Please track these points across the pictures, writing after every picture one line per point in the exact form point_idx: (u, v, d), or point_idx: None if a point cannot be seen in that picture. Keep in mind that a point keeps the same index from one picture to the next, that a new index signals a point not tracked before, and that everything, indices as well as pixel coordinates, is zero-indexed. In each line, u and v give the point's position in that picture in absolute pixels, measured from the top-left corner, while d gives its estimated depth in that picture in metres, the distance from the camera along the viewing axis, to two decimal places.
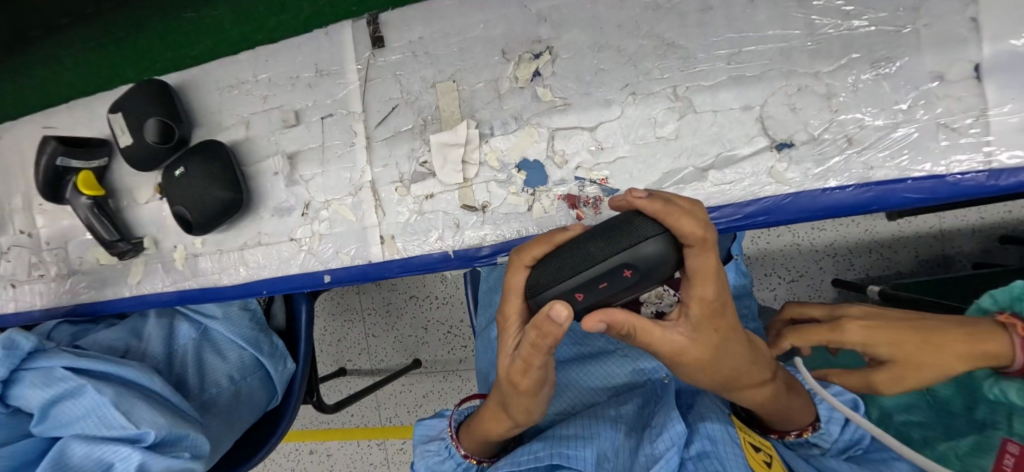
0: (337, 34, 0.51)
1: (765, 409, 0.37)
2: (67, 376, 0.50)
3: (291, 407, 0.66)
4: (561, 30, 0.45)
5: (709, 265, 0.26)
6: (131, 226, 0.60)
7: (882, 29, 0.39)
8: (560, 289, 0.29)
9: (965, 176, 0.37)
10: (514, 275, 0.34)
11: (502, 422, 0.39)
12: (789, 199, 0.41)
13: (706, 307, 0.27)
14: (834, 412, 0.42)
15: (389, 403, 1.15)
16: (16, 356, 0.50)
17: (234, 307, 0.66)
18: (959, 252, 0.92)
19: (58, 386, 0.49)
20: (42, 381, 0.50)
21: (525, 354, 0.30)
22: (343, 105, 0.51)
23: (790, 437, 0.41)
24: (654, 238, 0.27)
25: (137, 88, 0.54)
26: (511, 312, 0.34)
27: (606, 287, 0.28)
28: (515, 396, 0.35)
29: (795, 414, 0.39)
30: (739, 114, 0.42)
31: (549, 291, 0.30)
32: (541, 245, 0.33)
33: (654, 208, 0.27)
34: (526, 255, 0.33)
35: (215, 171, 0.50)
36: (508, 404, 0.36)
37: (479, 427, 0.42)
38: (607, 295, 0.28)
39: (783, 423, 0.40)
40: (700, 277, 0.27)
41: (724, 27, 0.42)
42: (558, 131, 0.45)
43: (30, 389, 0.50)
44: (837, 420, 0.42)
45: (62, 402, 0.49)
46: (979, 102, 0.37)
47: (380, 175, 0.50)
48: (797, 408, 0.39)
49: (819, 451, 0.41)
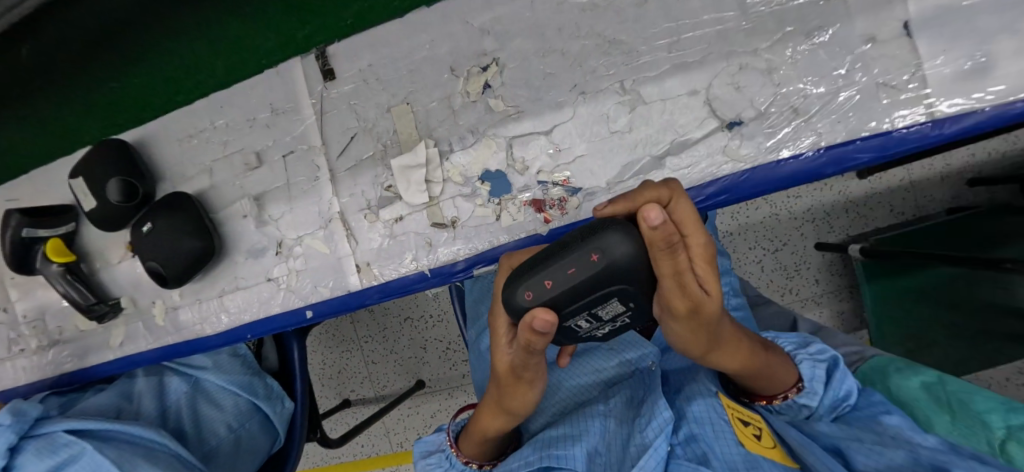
0: (289, 71, 0.52)
1: (755, 369, 0.38)
2: (72, 441, 0.49)
3: (296, 445, 0.66)
4: (505, 41, 0.46)
5: (688, 210, 0.27)
6: (107, 289, 0.59)
7: (811, 0, 0.41)
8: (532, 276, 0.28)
9: (911, 130, 0.38)
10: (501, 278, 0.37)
11: (497, 417, 0.40)
12: (747, 175, 0.42)
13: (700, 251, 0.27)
14: (816, 370, 0.42)
15: (397, 428, 1.14)
16: (22, 422, 0.50)
17: (223, 356, 0.66)
18: (932, 202, 0.94)
19: (61, 453, 0.49)
20: (46, 448, 0.49)
21: (524, 354, 0.31)
22: (303, 141, 0.52)
23: (778, 401, 0.42)
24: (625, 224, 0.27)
25: (95, 150, 0.54)
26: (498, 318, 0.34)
27: (575, 273, 0.27)
28: (513, 388, 0.36)
29: (783, 375, 0.41)
30: (687, 99, 0.43)
31: (518, 283, 0.28)
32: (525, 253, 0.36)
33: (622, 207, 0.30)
34: (513, 260, 0.37)
35: (182, 222, 0.50)
36: (508, 399, 0.38)
37: (479, 429, 0.43)
38: (580, 280, 0.27)
39: (774, 382, 0.41)
40: (687, 224, 0.27)
41: (661, 18, 0.44)
42: (516, 139, 0.46)
43: (31, 457, 0.48)
44: (819, 378, 0.42)
45: (64, 469, 0.48)
46: (913, 57, 0.39)
47: (347, 204, 0.50)
48: (782, 366, 0.41)
49: (808, 411, 0.42)
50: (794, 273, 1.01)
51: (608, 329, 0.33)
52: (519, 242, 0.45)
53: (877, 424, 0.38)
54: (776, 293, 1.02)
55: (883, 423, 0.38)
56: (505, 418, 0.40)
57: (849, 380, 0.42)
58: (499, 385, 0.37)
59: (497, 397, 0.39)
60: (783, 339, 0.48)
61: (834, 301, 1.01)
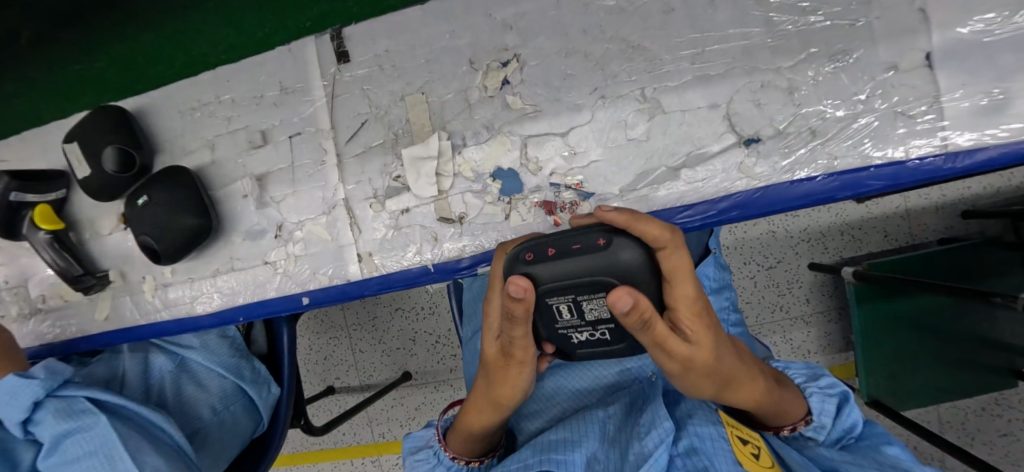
0: (301, 50, 0.50)
1: (762, 404, 0.39)
2: (89, 411, 0.48)
3: (279, 432, 0.65)
4: (528, 38, 0.45)
5: (680, 262, 0.28)
6: (95, 260, 0.58)
7: (838, 23, 0.41)
8: (531, 242, 0.30)
9: (924, 161, 0.39)
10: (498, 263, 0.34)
11: (486, 410, 0.39)
12: (760, 193, 0.42)
13: (689, 303, 0.30)
14: (825, 404, 0.43)
15: (380, 418, 1.13)
16: (53, 381, 0.49)
17: (212, 336, 0.64)
18: (925, 230, 0.96)
19: (77, 420, 0.47)
20: (64, 411, 0.48)
21: (510, 329, 0.31)
22: (311, 123, 0.50)
23: (785, 432, 0.43)
24: (630, 243, 0.28)
25: (93, 116, 0.52)
26: (491, 301, 0.35)
27: (579, 247, 0.29)
28: (503, 374, 0.36)
29: (786, 408, 0.41)
30: (708, 112, 0.43)
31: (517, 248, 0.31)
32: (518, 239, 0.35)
33: (623, 219, 0.28)
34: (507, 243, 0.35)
35: (183, 198, 0.48)
36: (499, 389, 0.38)
37: (465, 421, 0.42)
38: (578, 257, 0.29)
39: (773, 415, 0.42)
40: (678, 274, 0.29)
41: (687, 28, 0.43)
42: (530, 138, 0.45)
43: (49, 418, 0.47)
44: (828, 411, 0.43)
45: (72, 437, 0.47)
46: (932, 89, 0.39)
47: (353, 192, 0.49)
48: (787, 399, 0.41)
49: (814, 444, 0.42)
50: (786, 291, 1.01)
51: (584, 337, 0.34)
52: None
53: (878, 454, 0.38)
54: (766, 309, 1.02)
55: (884, 453, 0.38)
56: (492, 410, 0.39)
57: (858, 413, 0.42)
58: (488, 371, 0.38)
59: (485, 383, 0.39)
60: (793, 372, 0.50)
61: (823, 321, 1.02)
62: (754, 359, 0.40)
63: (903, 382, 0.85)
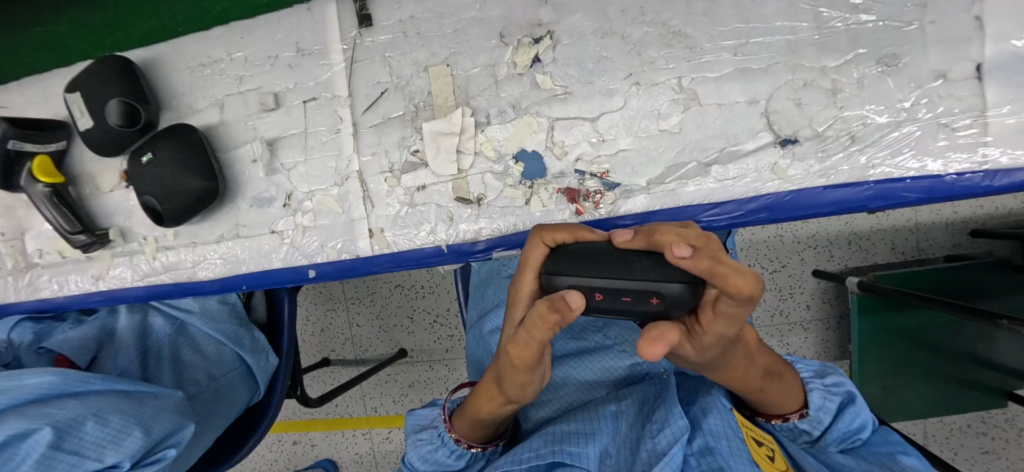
0: (321, 10, 0.48)
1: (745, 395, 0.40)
2: None
3: (275, 402, 0.64)
4: (563, 14, 0.42)
5: (732, 309, 0.26)
6: (96, 216, 0.56)
7: (890, 24, 0.39)
8: (574, 281, 0.28)
9: (962, 176, 0.38)
10: (533, 251, 0.33)
11: (496, 399, 0.39)
12: (791, 196, 0.40)
13: (719, 337, 0.28)
14: (827, 402, 0.42)
15: (374, 392, 1.14)
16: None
17: (212, 302, 0.63)
18: (932, 246, 0.95)
19: None
20: None
21: (532, 330, 0.29)
22: (327, 88, 0.48)
23: (778, 421, 0.43)
24: (687, 289, 0.26)
25: (97, 65, 0.49)
26: (523, 284, 0.34)
27: (631, 301, 0.27)
28: (512, 371, 0.33)
29: (779, 400, 0.41)
30: (745, 107, 0.41)
31: (567, 278, 0.29)
32: (564, 231, 0.33)
33: (704, 268, 0.25)
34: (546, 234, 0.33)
35: (189, 159, 0.46)
36: (506, 382, 0.35)
37: (471, 406, 0.41)
38: (625, 307, 0.28)
39: (761, 406, 0.42)
40: (720, 316, 0.27)
41: (732, 17, 0.41)
42: (558, 122, 0.43)
43: None
44: (829, 409, 0.42)
45: None
46: (980, 102, 0.38)
47: (368, 165, 0.47)
48: (787, 394, 0.41)
49: (810, 437, 0.42)
50: (788, 295, 1.01)
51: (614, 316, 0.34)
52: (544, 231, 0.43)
53: (891, 461, 0.37)
54: (767, 313, 1.02)
55: (898, 462, 0.37)
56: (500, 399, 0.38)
57: (864, 414, 0.41)
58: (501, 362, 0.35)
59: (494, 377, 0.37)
60: (800, 365, 0.48)
61: (821, 329, 1.02)
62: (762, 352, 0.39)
63: (897, 393, 0.85)
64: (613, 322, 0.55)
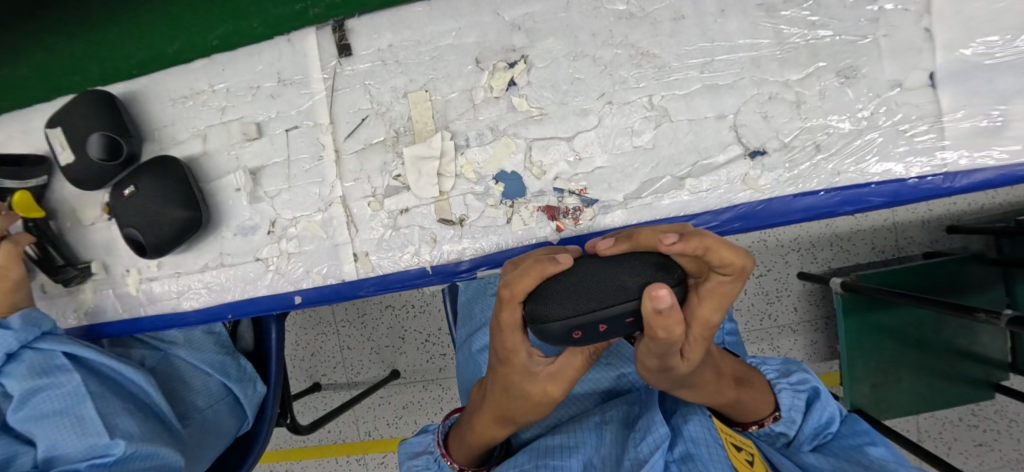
0: (301, 41, 0.49)
1: (734, 406, 0.40)
2: (67, 368, 0.49)
3: (265, 430, 0.63)
4: (536, 39, 0.44)
5: (721, 291, 0.28)
6: (77, 250, 0.55)
7: (845, 39, 0.41)
8: (576, 321, 0.27)
9: (925, 179, 0.40)
10: (507, 310, 0.32)
11: (504, 429, 0.40)
12: (763, 205, 0.42)
13: (706, 328, 0.30)
14: (796, 401, 0.43)
15: (367, 416, 1.12)
16: (29, 333, 0.49)
17: (196, 331, 0.63)
18: (911, 244, 0.97)
19: (50, 376, 0.48)
20: (36, 366, 0.48)
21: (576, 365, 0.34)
22: (309, 116, 0.49)
23: (756, 428, 0.44)
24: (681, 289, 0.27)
25: (78, 99, 0.49)
26: (513, 340, 0.33)
27: (634, 321, 0.28)
28: (527, 407, 0.36)
29: (758, 405, 0.42)
30: (714, 122, 0.42)
31: (564, 321, 0.28)
32: (526, 276, 0.30)
33: (694, 248, 0.26)
34: (519, 290, 0.30)
35: (172, 189, 0.46)
36: (520, 416, 0.38)
37: (475, 435, 0.41)
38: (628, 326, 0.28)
39: (742, 416, 0.43)
40: (712, 303, 0.29)
41: (697, 36, 0.43)
42: (536, 142, 0.44)
43: (21, 372, 0.48)
44: (799, 407, 0.43)
45: (41, 393, 0.47)
46: (934, 109, 0.40)
47: (351, 190, 0.48)
48: (761, 393, 0.42)
49: (787, 439, 0.43)
50: (775, 299, 1.02)
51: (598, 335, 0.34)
52: (528, 248, 0.44)
53: (861, 455, 0.38)
54: (756, 317, 1.03)
55: (868, 455, 0.37)
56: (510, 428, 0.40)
57: (831, 409, 0.42)
58: (513, 402, 0.36)
59: (502, 415, 0.38)
60: (767, 367, 0.50)
61: (810, 330, 1.03)
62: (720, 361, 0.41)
63: (886, 392, 0.87)
64: None
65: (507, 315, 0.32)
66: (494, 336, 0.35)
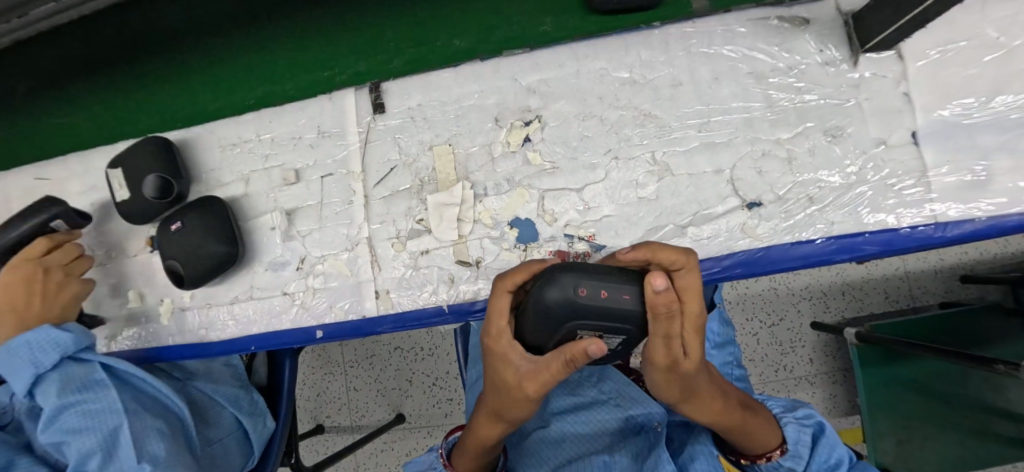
0: (341, 99, 0.55)
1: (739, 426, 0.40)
2: (105, 384, 0.49)
3: (270, 465, 0.65)
4: (549, 101, 0.49)
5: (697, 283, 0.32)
6: (120, 280, 0.60)
7: (829, 103, 0.46)
8: (571, 289, 0.32)
9: (916, 229, 0.42)
10: (499, 298, 0.35)
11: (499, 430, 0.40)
12: (763, 253, 0.44)
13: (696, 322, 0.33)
14: (801, 435, 0.43)
15: (369, 463, 1.10)
16: (73, 345, 0.50)
17: (216, 364, 0.66)
18: (925, 293, 0.97)
19: (87, 391, 0.49)
20: (73, 380, 0.49)
21: (555, 370, 0.33)
22: (343, 165, 0.54)
23: (763, 460, 0.43)
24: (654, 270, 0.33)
25: (139, 144, 0.55)
26: (503, 331, 0.36)
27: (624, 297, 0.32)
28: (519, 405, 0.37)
29: (763, 432, 0.42)
30: (712, 176, 0.46)
31: (562, 292, 0.32)
32: (518, 272, 0.36)
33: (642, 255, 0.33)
34: (507, 280, 0.35)
35: (215, 227, 0.51)
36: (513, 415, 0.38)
37: (477, 435, 0.42)
38: (619, 301, 0.32)
39: (747, 442, 0.42)
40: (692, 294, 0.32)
41: (694, 100, 0.47)
42: (548, 192, 0.48)
43: (58, 384, 0.48)
44: (805, 442, 0.43)
45: (76, 409, 0.48)
46: (919, 165, 0.44)
47: (376, 232, 0.52)
48: (765, 419, 0.43)
49: None
50: (789, 349, 1.01)
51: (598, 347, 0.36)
52: None
53: None
54: (772, 368, 1.01)
55: None
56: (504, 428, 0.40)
57: (839, 447, 0.42)
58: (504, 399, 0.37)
59: (497, 411, 0.39)
60: (772, 403, 0.50)
61: (829, 382, 1.00)
62: (725, 385, 0.41)
63: (910, 448, 0.83)
64: (605, 375, 0.55)
65: (500, 304, 0.35)
66: (486, 332, 0.37)
